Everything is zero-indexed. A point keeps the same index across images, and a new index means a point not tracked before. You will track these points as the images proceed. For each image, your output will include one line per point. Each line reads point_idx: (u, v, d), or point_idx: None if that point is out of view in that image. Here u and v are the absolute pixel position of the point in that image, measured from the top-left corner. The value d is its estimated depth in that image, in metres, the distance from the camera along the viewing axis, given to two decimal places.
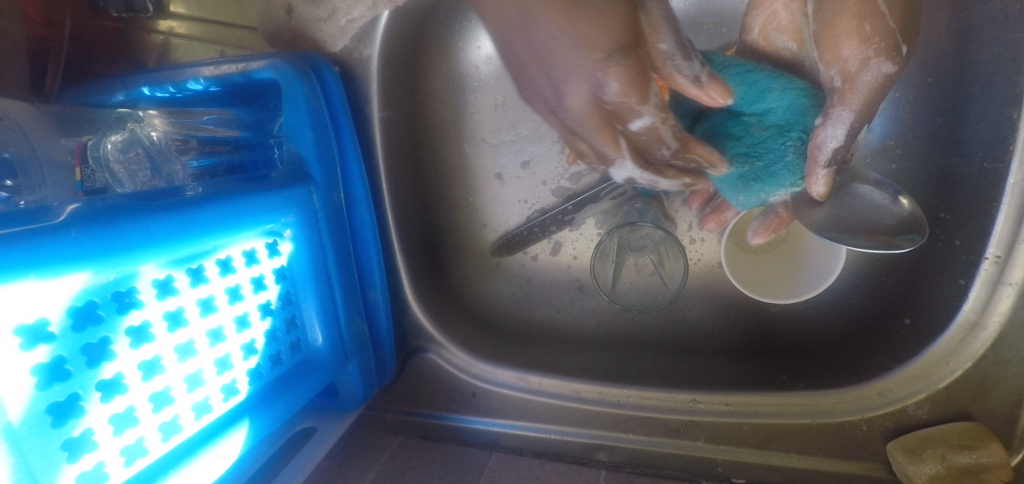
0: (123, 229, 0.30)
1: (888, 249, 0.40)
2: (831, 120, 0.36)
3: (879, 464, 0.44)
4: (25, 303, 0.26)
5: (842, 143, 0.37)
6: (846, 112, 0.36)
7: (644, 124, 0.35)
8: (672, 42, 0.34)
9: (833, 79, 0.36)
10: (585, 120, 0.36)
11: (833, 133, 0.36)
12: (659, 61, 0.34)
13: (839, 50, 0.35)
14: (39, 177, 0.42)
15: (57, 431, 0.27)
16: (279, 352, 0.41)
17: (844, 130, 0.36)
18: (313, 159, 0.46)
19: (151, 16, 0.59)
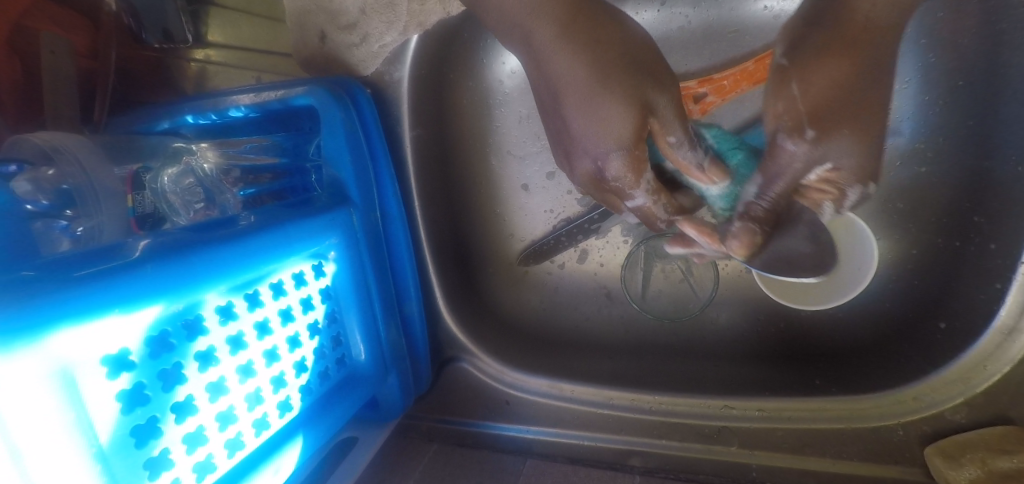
0: (191, 261, 0.32)
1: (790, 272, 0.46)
2: (750, 179, 0.38)
3: (917, 468, 0.44)
4: (110, 336, 0.27)
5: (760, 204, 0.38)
6: (758, 176, 0.37)
7: (638, 203, 0.41)
8: (680, 135, 0.39)
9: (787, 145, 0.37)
10: (586, 186, 0.43)
11: (751, 190, 0.38)
12: (668, 150, 0.39)
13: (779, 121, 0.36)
14: (94, 202, 0.40)
15: (139, 451, 0.29)
16: (327, 368, 0.43)
17: (757, 189, 0.38)
18: (351, 180, 0.48)
19: (189, 46, 0.63)
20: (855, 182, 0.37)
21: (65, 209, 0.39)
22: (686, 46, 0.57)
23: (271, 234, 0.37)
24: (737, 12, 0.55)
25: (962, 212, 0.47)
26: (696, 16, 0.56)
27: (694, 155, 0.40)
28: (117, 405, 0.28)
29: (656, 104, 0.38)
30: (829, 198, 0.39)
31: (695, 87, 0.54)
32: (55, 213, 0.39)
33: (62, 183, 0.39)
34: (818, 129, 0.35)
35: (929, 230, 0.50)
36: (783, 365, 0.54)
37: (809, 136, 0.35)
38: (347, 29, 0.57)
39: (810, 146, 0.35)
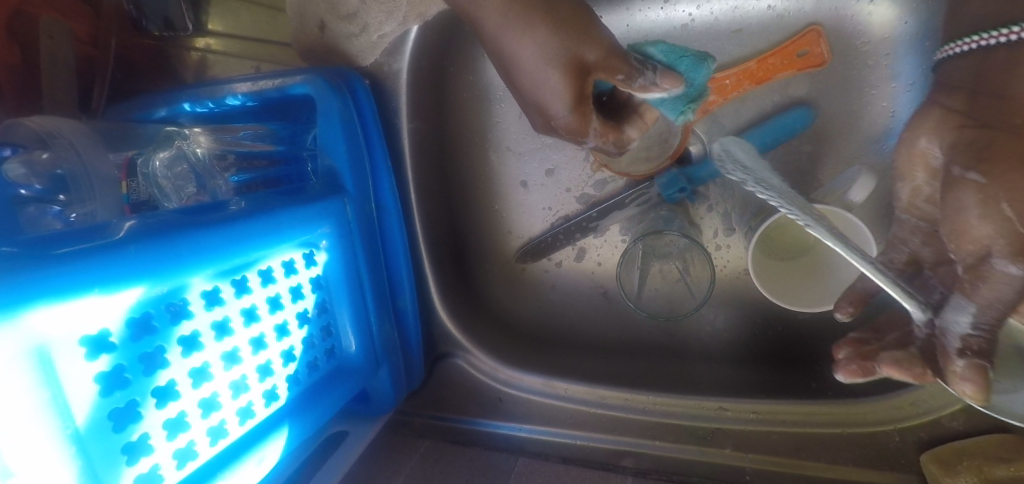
0: (175, 243, 0.31)
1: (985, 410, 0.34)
2: (956, 308, 0.32)
3: (913, 475, 0.43)
4: (89, 316, 0.27)
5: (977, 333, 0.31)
6: (972, 304, 0.32)
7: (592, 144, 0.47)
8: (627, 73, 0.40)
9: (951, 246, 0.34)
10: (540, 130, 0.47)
11: (959, 320, 0.32)
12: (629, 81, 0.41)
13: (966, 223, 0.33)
14: (87, 188, 0.39)
15: (117, 435, 0.29)
16: (316, 359, 0.42)
17: (970, 319, 0.32)
18: (346, 170, 0.48)
19: (190, 34, 0.63)
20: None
21: (58, 194, 0.40)
22: (689, 44, 0.56)
23: (261, 220, 0.36)
24: (741, 10, 0.54)
25: None
26: (699, 14, 0.55)
27: (646, 78, 0.41)
28: (95, 386, 0.27)
29: (589, 58, 0.40)
30: (1014, 314, 0.34)
31: None
32: (49, 198, 0.40)
33: (55, 168, 0.40)
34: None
35: None
36: (781, 369, 0.53)
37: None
38: (347, 18, 0.56)
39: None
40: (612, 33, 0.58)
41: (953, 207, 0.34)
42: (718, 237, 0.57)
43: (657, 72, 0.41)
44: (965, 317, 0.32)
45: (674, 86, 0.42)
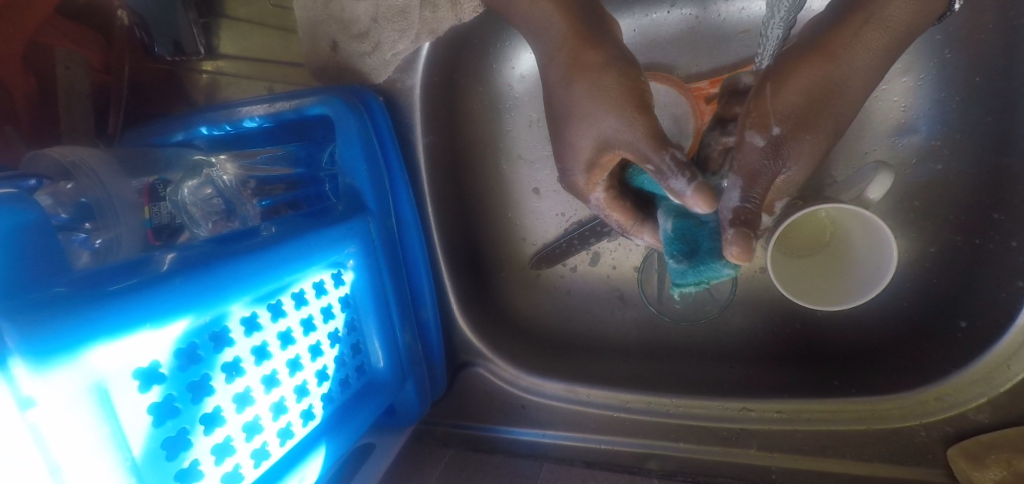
0: (216, 273, 0.32)
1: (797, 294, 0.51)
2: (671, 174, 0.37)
3: (940, 469, 0.44)
4: (140, 350, 0.28)
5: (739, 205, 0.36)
6: (737, 179, 0.37)
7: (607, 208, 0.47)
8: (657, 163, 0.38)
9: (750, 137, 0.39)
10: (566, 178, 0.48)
11: (729, 196, 0.37)
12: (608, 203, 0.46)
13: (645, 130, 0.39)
14: (113, 215, 0.39)
15: (170, 463, 0.29)
16: (347, 376, 0.43)
17: (736, 194, 0.37)
18: (367, 188, 0.48)
19: (200, 58, 0.64)
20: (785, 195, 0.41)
21: (85, 222, 0.39)
22: (697, 47, 0.57)
23: (293, 244, 0.37)
24: (748, 13, 0.55)
25: (981, 209, 0.47)
26: (706, 18, 0.56)
27: (676, 182, 0.36)
28: (148, 417, 0.28)
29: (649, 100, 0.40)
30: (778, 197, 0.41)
31: (706, 87, 0.55)
32: (75, 226, 0.39)
33: (80, 197, 0.39)
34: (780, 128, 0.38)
35: (946, 228, 0.50)
36: (801, 365, 0.54)
37: (773, 133, 0.38)
38: (359, 37, 0.57)
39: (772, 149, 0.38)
40: (620, 39, 0.58)
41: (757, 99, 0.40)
42: None
43: (691, 182, 0.36)
44: (735, 192, 0.37)
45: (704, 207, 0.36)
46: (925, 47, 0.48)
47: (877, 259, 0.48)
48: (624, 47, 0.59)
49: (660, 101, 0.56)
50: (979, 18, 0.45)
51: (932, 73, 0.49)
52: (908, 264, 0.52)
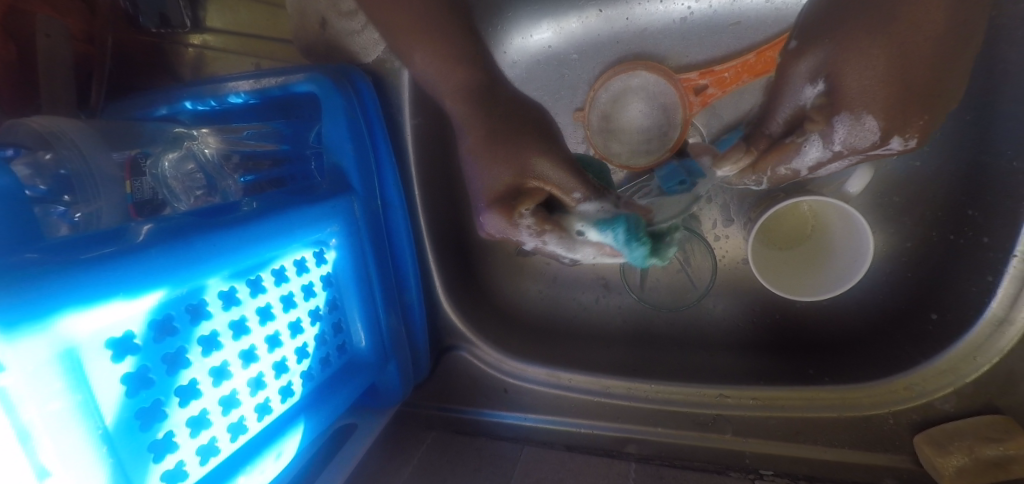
0: (193, 246, 0.32)
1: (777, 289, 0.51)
2: (810, 144, 0.44)
3: (906, 456, 0.45)
4: (114, 320, 0.28)
5: (818, 155, 0.44)
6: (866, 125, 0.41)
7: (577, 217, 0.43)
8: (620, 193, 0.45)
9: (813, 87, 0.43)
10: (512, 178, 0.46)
11: (811, 151, 0.44)
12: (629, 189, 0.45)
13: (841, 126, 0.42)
14: (92, 187, 0.39)
15: (144, 434, 0.30)
16: (327, 354, 0.43)
17: (817, 152, 0.44)
18: (352, 168, 0.48)
19: (187, 31, 0.62)
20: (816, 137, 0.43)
21: (63, 195, 0.39)
22: (688, 37, 0.57)
23: (273, 221, 0.37)
24: (740, 4, 0.54)
25: (957, 206, 0.48)
26: (698, 8, 0.56)
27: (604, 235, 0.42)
28: (121, 387, 0.28)
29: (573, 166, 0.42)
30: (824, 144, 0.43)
31: (696, 79, 0.54)
32: (53, 199, 0.39)
33: (59, 168, 0.38)
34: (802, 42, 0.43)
35: (924, 223, 0.51)
36: (778, 355, 0.55)
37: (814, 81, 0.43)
38: (349, 15, 0.56)
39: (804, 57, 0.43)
40: (612, 26, 0.58)
41: (844, 54, 0.40)
42: (717, 228, 0.58)
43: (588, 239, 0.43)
44: (814, 151, 0.44)
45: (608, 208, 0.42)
46: None
47: (857, 249, 0.49)
48: (615, 35, 0.59)
49: (650, 90, 0.57)
50: None
51: None
52: (886, 257, 0.53)
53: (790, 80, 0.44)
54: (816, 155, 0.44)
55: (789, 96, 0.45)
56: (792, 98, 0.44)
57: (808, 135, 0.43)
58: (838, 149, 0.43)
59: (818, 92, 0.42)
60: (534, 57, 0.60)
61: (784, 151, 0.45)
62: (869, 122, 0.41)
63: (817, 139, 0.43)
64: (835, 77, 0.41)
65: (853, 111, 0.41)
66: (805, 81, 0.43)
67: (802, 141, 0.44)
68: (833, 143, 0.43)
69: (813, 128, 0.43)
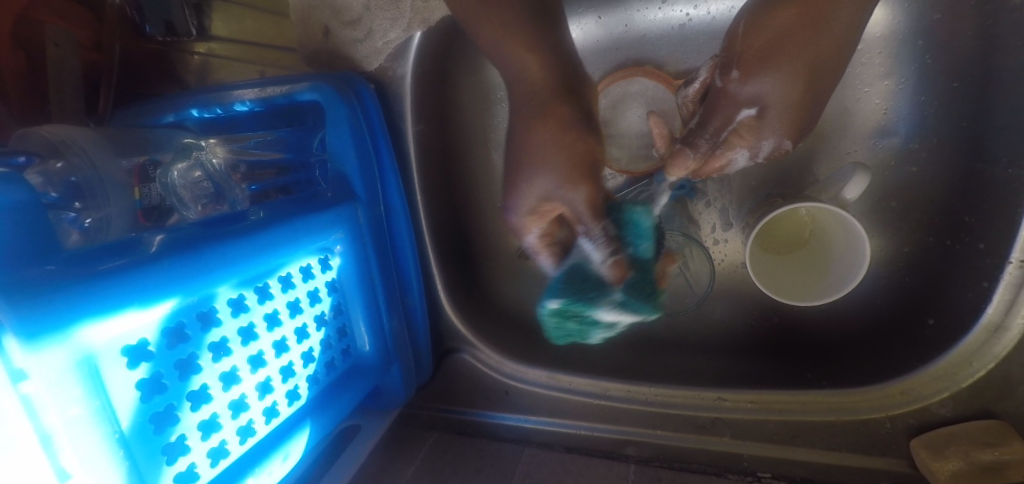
0: (203, 255, 0.33)
1: (772, 292, 0.52)
2: (739, 154, 0.46)
3: (903, 459, 0.46)
4: (129, 329, 0.29)
5: (741, 163, 0.47)
6: (773, 139, 0.45)
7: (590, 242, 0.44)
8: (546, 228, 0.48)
9: (743, 97, 0.43)
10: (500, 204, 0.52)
11: (739, 158, 0.46)
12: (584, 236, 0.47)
13: (761, 137, 0.45)
14: (103, 196, 0.40)
15: (157, 437, 0.31)
16: (333, 358, 0.44)
17: (742, 161, 0.46)
18: (356, 175, 0.49)
19: (193, 39, 0.63)
20: (746, 147, 0.45)
21: (74, 201, 0.40)
22: (686, 44, 0.57)
23: (280, 229, 0.38)
24: (737, 11, 0.55)
25: (953, 211, 0.48)
26: (696, 15, 0.56)
27: (597, 247, 0.43)
28: (136, 392, 0.29)
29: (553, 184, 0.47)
30: (747, 151, 0.45)
31: None
32: (64, 205, 0.39)
33: (69, 176, 0.40)
34: (742, 70, 0.43)
35: (920, 228, 0.51)
36: (776, 359, 0.55)
37: (734, 76, 0.44)
38: (351, 24, 0.58)
39: (737, 82, 0.43)
40: (610, 33, 0.59)
41: (772, 66, 0.42)
42: (716, 232, 0.59)
43: (608, 256, 0.43)
44: (744, 156, 0.46)
45: (614, 280, 0.42)
46: (906, 50, 0.50)
47: (852, 259, 0.49)
48: (614, 42, 0.59)
49: (649, 96, 0.57)
50: (959, 23, 0.46)
51: (912, 76, 0.50)
52: (883, 262, 0.53)
53: (728, 99, 0.44)
54: (739, 162, 0.47)
55: (722, 112, 0.45)
56: (724, 115, 0.45)
57: (737, 151, 0.45)
58: (757, 158, 0.47)
59: (751, 115, 0.44)
60: None
61: (710, 163, 0.47)
62: (778, 137, 0.45)
63: (745, 151, 0.45)
64: (769, 105, 0.43)
65: (781, 133, 0.45)
66: (744, 99, 0.43)
67: (733, 154, 0.45)
68: (759, 154, 0.46)
69: (740, 142, 0.45)
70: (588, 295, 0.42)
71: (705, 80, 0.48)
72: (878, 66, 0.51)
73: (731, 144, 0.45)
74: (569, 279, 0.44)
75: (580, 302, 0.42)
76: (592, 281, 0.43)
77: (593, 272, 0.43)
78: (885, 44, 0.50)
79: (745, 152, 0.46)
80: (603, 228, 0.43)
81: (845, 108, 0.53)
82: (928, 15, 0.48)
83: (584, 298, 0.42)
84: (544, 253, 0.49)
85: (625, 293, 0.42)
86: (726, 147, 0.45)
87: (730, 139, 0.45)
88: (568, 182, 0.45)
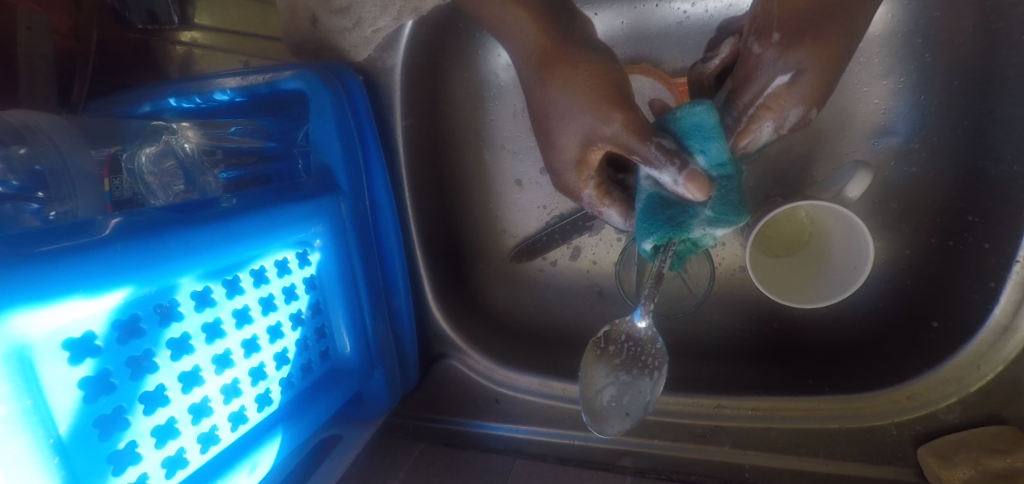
0: (162, 241, 0.30)
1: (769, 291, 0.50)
2: (766, 127, 0.42)
3: (909, 468, 0.44)
4: (72, 320, 0.26)
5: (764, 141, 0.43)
6: (802, 107, 0.42)
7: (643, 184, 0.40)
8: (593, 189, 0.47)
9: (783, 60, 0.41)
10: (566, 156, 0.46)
11: (763, 132, 0.42)
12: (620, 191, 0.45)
13: (787, 108, 0.42)
14: (68, 186, 0.37)
15: (102, 443, 0.27)
16: (309, 361, 0.41)
17: (766, 136, 0.42)
18: (340, 167, 0.47)
19: (175, 28, 0.61)
20: (773, 116, 0.42)
21: (37, 191, 0.37)
22: (683, 42, 0.56)
23: (254, 218, 0.36)
24: (736, 8, 0.54)
25: (956, 211, 0.47)
26: (694, 12, 0.55)
27: (666, 172, 0.38)
28: (78, 392, 0.26)
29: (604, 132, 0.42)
30: (773, 122, 0.42)
31: None
32: (28, 195, 0.37)
33: (34, 164, 0.37)
34: (783, 34, 0.42)
35: (922, 229, 0.50)
36: (776, 365, 0.53)
37: (774, 39, 0.42)
38: (340, 13, 0.56)
39: (775, 48, 0.42)
40: (607, 30, 0.58)
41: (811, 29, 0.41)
42: None
43: (681, 171, 0.37)
44: (768, 129, 0.42)
45: (698, 196, 0.38)
46: (905, 49, 0.49)
47: (857, 258, 0.47)
48: (610, 40, 0.58)
49: (646, 93, 0.55)
50: (959, 21, 0.45)
51: (912, 76, 0.49)
52: (885, 266, 0.52)
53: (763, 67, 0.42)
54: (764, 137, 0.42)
55: (756, 81, 0.42)
56: (757, 85, 0.42)
57: (763, 123, 0.42)
58: (780, 132, 0.43)
59: (786, 80, 0.41)
60: None
61: (732, 138, 0.42)
62: (801, 109, 0.42)
63: (770, 124, 0.42)
64: (804, 70, 0.41)
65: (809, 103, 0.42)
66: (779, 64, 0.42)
67: (759, 127, 0.42)
68: (783, 127, 0.43)
69: (768, 115, 0.42)
70: (677, 220, 0.40)
71: (727, 55, 0.47)
72: (878, 65, 0.50)
73: (760, 115, 0.42)
74: (651, 211, 0.41)
75: (670, 232, 0.40)
76: (675, 205, 0.40)
77: (672, 196, 0.40)
78: (884, 43, 0.50)
79: (771, 120, 0.42)
80: (660, 148, 0.38)
81: (843, 108, 0.52)
82: (927, 14, 0.47)
83: (676, 227, 0.40)
84: (605, 202, 0.47)
85: (714, 209, 0.39)
86: (755, 118, 0.42)
87: (759, 111, 0.42)
88: (600, 117, 0.41)
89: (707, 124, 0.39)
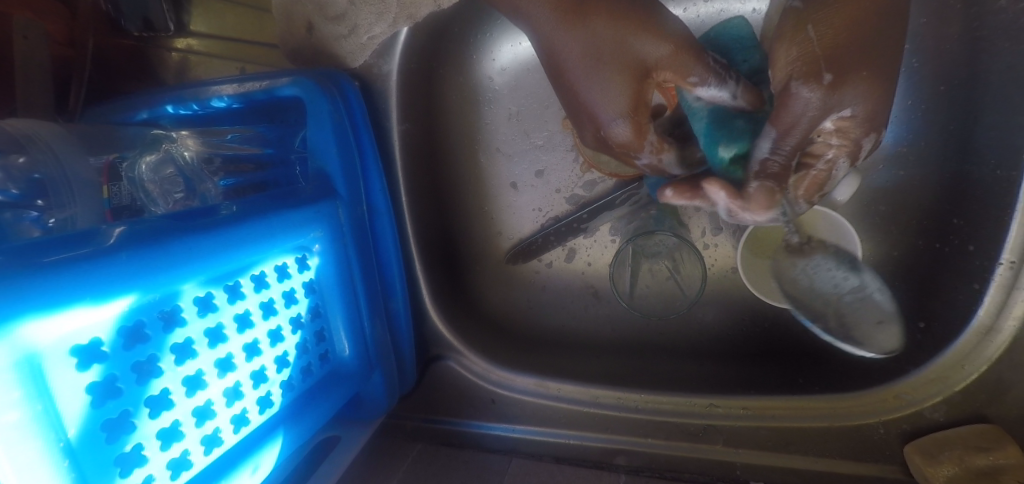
0: (165, 248, 0.31)
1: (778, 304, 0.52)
2: (838, 162, 0.37)
3: (896, 466, 0.45)
4: (79, 327, 0.27)
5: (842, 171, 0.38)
6: (870, 134, 0.37)
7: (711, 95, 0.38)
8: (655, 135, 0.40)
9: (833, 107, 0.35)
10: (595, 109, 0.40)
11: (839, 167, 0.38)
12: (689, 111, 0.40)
13: (857, 141, 0.37)
14: (67, 193, 0.38)
15: (109, 447, 0.28)
16: (309, 364, 0.42)
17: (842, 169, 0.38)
18: (338, 172, 0.47)
19: (171, 35, 0.61)
20: (843, 153, 0.37)
21: (36, 199, 0.38)
22: None
23: (254, 224, 0.36)
24: (727, 13, 0.55)
25: (942, 214, 0.48)
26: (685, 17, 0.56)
27: (726, 85, 0.37)
28: (85, 397, 0.27)
29: (650, 59, 0.37)
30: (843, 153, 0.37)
31: None
32: (27, 203, 0.38)
33: (32, 172, 0.38)
34: (835, 74, 0.34)
35: (909, 231, 0.51)
36: (768, 364, 0.54)
37: (824, 79, 0.34)
38: (335, 19, 0.56)
39: (825, 92, 0.34)
40: None
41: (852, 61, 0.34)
42: (705, 236, 0.58)
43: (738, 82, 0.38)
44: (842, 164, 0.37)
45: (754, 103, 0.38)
46: None
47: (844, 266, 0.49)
48: None
49: None
50: (944, 27, 0.46)
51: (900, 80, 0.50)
52: (874, 267, 0.53)
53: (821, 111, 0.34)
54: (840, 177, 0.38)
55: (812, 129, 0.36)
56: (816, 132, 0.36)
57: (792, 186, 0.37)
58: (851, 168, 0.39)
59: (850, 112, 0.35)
60: (524, 64, 0.59)
61: (801, 182, 0.37)
62: (871, 137, 0.37)
63: (844, 161, 0.37)
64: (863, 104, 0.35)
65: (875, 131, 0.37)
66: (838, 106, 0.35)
67: (832, 170, 0.37)
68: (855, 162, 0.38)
69: (835, 155, 0.37)
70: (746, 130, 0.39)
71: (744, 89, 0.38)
72: None
73: (823, 159, 0.37)
74: (717, 124, 0.39)
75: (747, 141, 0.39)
76: (739, 114, 0.39)
77: (730, 107, 0.39)
78: None
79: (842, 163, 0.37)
80: (716, 62, 0.38)
81: None
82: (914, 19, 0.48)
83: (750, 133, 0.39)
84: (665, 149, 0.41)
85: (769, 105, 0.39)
86: (821, 161, 0.37)
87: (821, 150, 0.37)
88: (625, 49, 0.37)
89: (743, 38, 0.43)
